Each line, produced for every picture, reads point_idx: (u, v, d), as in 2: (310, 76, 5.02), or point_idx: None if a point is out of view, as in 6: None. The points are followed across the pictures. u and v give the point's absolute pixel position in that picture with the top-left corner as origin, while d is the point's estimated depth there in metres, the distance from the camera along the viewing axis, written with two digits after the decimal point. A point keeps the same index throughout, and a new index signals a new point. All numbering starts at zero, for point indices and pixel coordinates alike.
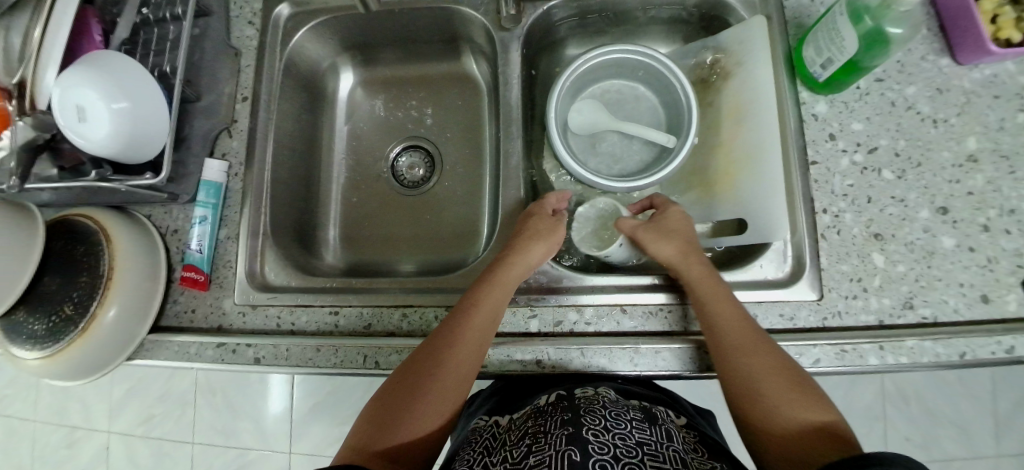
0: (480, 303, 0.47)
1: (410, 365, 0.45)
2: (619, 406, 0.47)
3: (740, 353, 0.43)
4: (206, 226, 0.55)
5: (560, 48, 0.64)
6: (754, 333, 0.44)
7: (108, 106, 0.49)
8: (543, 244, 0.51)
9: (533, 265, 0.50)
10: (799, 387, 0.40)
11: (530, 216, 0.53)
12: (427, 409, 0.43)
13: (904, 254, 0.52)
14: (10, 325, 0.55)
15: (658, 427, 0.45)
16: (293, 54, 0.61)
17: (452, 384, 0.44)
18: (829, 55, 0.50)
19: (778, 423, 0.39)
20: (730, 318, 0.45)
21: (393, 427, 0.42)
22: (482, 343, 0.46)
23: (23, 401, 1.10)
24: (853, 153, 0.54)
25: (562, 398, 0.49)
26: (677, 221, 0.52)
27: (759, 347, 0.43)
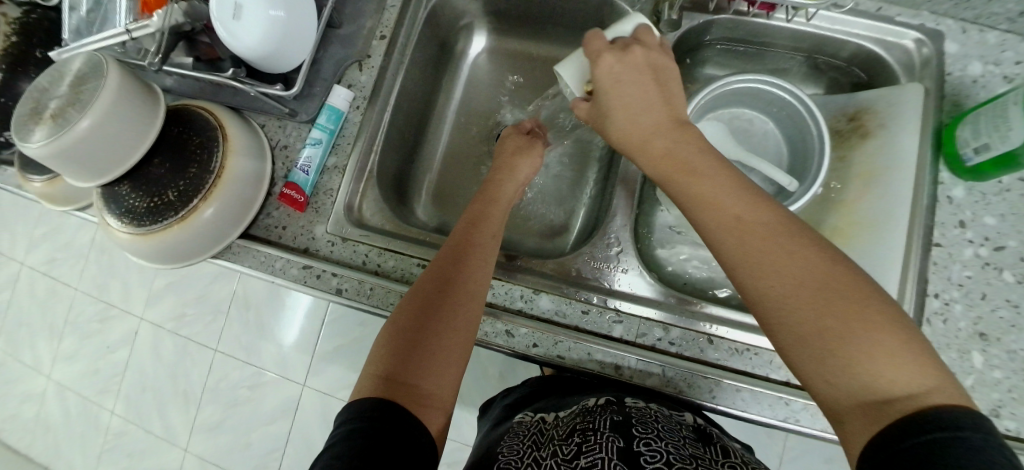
0: (481, 221, 0.51)
1: (420, 286, 0.46)
2: (672, 422, 0.46)
3: (773, 286, 0.33)
4: (318, 149, 0.56)
5: (697, 65, 0.63)
6: (779, 242, 0.34)
7: (267, 12, 0.50)
8: (527, 160, 0.57)
9: (522, 179, 0.56)
10: (853, 318, 0.30)
11: (509, 136, 0.59)
12: (444, 328, 0.43)
13: (1005, 360, 0.50)
14: (110, 193, 0.56)
15: (713, 447, 0.43)
16: (437, 5, 0.62)
17: (467, 296, 0.45)
18: (986, 140, 0.48)
19: (844, 379, 0.30)
20: (753, 229, 0.35)
21: (416, 352, 0.41)
22: (488, 258, 0.48)
23: (70, 267, 1.14)
24: (979, 245, 0.52)
25: (613, 402, 0.49)
26: (619, 83, 0.44)
27: (792, 258, 0.33)
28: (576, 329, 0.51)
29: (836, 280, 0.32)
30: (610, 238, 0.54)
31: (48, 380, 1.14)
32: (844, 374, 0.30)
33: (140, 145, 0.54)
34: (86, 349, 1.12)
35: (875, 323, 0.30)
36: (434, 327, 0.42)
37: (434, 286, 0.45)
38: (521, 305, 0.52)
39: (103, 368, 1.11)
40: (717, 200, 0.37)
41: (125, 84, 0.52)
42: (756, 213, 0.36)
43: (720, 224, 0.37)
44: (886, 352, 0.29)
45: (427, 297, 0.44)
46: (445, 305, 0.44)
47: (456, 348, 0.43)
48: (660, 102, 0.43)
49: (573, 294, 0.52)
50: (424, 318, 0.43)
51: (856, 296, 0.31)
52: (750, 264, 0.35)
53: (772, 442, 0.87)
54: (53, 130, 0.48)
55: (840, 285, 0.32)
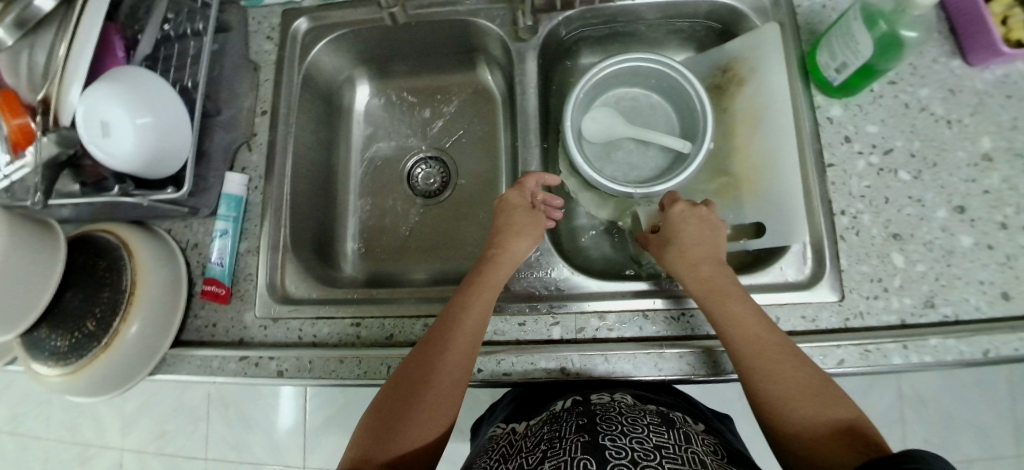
0: (468, 307, 0.48)
1: (401, 374, 0.45)
2: (635, 411, 0.47)
3: (757, 358, 0.43)
4: (227, 239, 0.56)
5: (574, 57, 0.65)
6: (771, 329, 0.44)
7: (132, 121, 0.50)
8: (528, 237, 0.52)
9: (518, 257, 0.52)
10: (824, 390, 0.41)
11: (513, 204, 0.54)
12: (420, 418, 0.42)
13: (923, 253, 0.52)
14: (30, 340, 0.54)
15: (676, 431, 0.44)
16: (311, 69, 0.62)
17: (445, 389, 0.44)
18: (843, 59, 0.51)
19: (805, 427, 0.39)
20: (747, 315, 0.45)
21: (388, 436, 0.41)
22: (473, 349, 0.46)
23: (35, 418, 1.09)
24: (869, 154, 0.55)
25: (579, 403, 0.49)
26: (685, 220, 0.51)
27: (771, 341, 0.43)
28: (516, 342, 0.51)
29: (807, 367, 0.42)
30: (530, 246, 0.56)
31: None
32: (819, 418, 0.39)
33: (49, 281, 0.53)
34: None
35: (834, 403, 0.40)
36: (408, 419, 0.42)
37: (413, 377, 0.44)
38: None
39: None
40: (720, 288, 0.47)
41: (15, 227, 0.51)
42: (747, 305, 0.45)
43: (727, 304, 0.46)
44: (833, 419, 0.39)
45: (403, 386, 0.44)
46: (423, 397, 0.43)
47: (430, 433, 0.43)
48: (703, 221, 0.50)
49: (506, 309, 0.52)
50: (400, 408, 0.43)
51: (823, 384, 0.41)
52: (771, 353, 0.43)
53: None
54: None
55: (807, 372, 0.41)
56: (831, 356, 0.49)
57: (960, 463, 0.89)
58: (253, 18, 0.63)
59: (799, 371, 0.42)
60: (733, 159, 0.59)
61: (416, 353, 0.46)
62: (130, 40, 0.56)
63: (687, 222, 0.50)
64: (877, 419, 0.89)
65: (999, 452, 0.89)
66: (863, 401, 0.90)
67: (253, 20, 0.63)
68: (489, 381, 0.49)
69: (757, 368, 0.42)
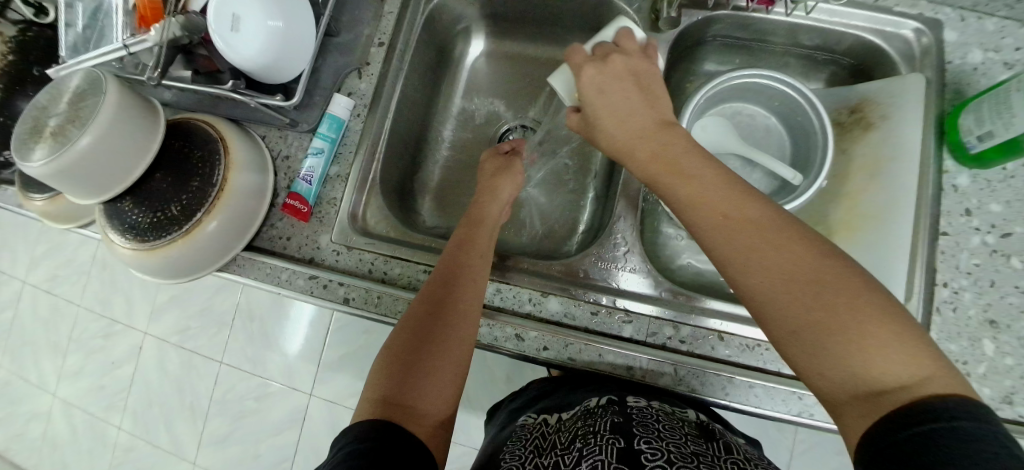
0: (469, 245, 0.50)
1: (415, 311, 0.46)
2: (672, 420, 0.46)
3: (743, 267, 0.35)
4: (320, 159, 0.56)
5: (697, 62, 0.63)
6: (767, 233, 0.35)
7: (264, 23, 0.50)
8: (508, 179, 0.56)
9: (506, 199, 0.56)
10: (821, 297, 0.32)
11: (489, 160, 0.59)
12: (438, 357, 0.43)
13: (1016, 346, 0.50)
14: (112, 209, 0.56)
15: (715, 443, 0.43)
16: (434, 11, 0.61)
17: (457, 325, 0.44)
18: (990, 127, 0.48)
19: (848, 374, 0.30)
20: (705, 205, 0.37)
21: (413, 376, 0.41)
22: (479, 286, 0.47)
23: (71, 284, 1.13)
24: (986, 233, 0.52)
25: (613, 402, 0.49)
26: (607, 90, 0.46)
27: (773, 256, 0.34)
28: (585, 330, 0.50)
29: (822, 270, 0.32)
30: (616, 239, 0.54)
31: (53, 397, 1.14)
32: (841, 343, 0.30)
33: (138, 166, 0.53)
34: (90, 366, 1.11)
35: (871, 306, 0.30)
36: (429, 357, 0.42)
37: (426, 315, 0.45)
38: (530, 308, 0.52)
39: (107, 384, 1.10)
40: (695, 220, 0.38)
41: (121, 104, 0.51)
42: (739, 212, 0.36)
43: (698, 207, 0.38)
44: (878, 343, 0.30)
45: (417, 325, 0.44)
46: (437, 334, 0.43)
47: (451, 375, 0.43)
48: (646, 104, 0.44)
49: (582, 296, 0.52)
50: (417, 345, 0.43)
51: (850, 287, 0.31)
52: (753, 263, 0.34)
53: (783, 434, 0.87)
54: (54, 148, 0.48)
55: (828, 280, 0.32)
56: None
57: None
58: None
59: (792, 279, 0.33)
60: (839, 205, 0.57)
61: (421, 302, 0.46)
62: None
63: (602, 75, 0.46)
64: None
65: None
66: None
67: None
68: (552, 362, 0.49)
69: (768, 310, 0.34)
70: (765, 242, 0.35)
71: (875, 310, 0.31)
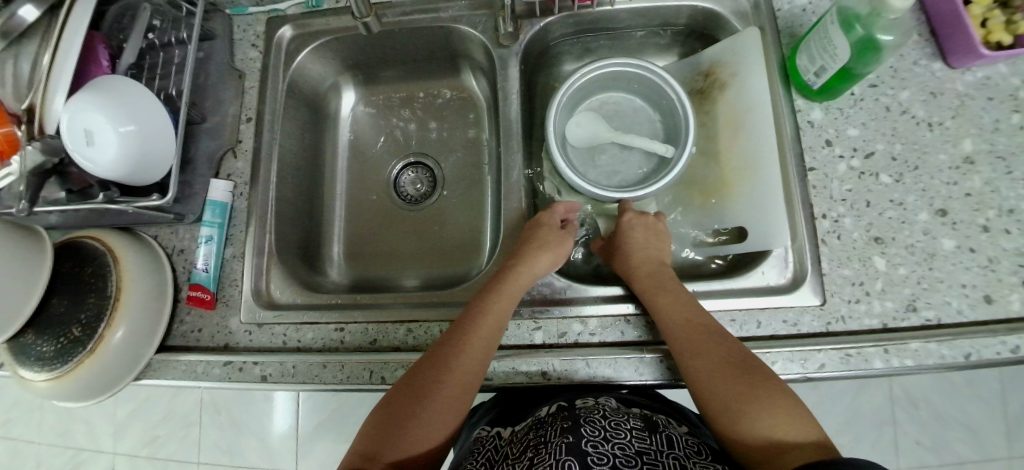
0: (488, 314, 0.48)
1: (417, 372, 0.45)
2: (619, 415, 0.47)
3: (693, 347, 0.43)
4: (212, 245, 0.56)
5: (558, 63, 0.65)
6: (717, 336, 0.44)
7: (116, 130, 0.50)
8: (550, 254, 0.52)
9: (541, 273, 0.52)
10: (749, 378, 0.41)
11: (542, 225, 0.54)
12: (431, 416, 0.43)
13: (905, 256, 0.52)
14: (18, 345, 0.55)
15: (658, 435, 0.44)
16: (296, 75, 0.63)
17: (460, 391, 0.45)
18: (822, 62, 0.51)
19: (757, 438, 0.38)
20: (686, 306, 0.47)
21: (400, 431, 0.42)
22: (489, 354, 0.46)
23: (28, 424, 1.10)
24: (851, 158, 0.55)
25: (563, 408, 0.48)
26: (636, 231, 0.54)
27: (715, 355, 0.43)
28: (499, 347, 0.51)
29: (744, 367, 0.42)
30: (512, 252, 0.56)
31: None
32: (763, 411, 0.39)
33: (27, 304, 0.52)
34: None
35: (787, 404, 0.39)
36: (420, 417, 0.43)
37: (427, 378, 0.45)
38: None
39: None
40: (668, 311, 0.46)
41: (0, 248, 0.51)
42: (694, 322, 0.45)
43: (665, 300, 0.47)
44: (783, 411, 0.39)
45: (416, 388, 0.44)
46: (437, 395, 0.44)
47: (442, 430, 0.44)
48: (649, 237, 0.54)
49: None
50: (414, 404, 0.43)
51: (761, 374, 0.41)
52: (701, 349, 0.43)
53: None
54: None
55: (752, 376, 0.41)
56: (814, 360, 0.49)
57: (952, 464, 0.88)
58: (240, 26, 0.64)
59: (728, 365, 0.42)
60: (717, 164, 0.59)
61: (427, 360, 0.46)
62: (114, 49, 0.57)
63: (632, 226, 0.55)
64: (870, 422, 0.89)
65: (991, 453, 0.88)
66: (855, 402, 0.90)
67: (240, 28, 0.64)
68: None
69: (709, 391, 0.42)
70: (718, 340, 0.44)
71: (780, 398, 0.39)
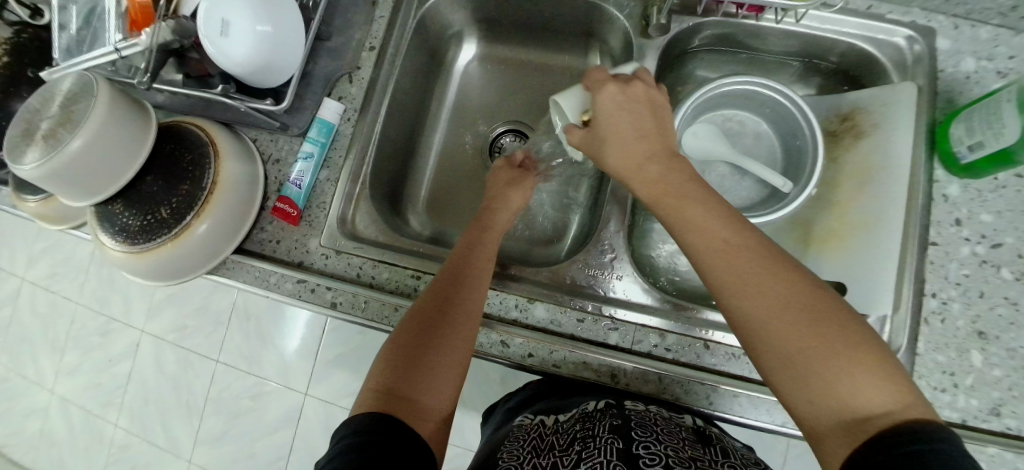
0: (477, 247, 0.50)
1: (423, 306, 0.45)
2: (669, 423, 0.45)
3: (735, 282, 0.36)
4: (310, 163, 0.56)
5: (689, 69, 0.63)
6: (761, 262, 0.36)
7: (253, 27, 0.50)
8: (519, 190, 0.57)
9: (516, 207, 0.56)
10: (801, 324, 0.33)
11: (499, 169, 0.59)
12: (441, 346, 0.43)
13: (1004, 358, 0.50)
14: (103, 212, 0.56)
15: (711, 446, 0.42)
16: (426, 15, 0.61)
17: (465, 320, 0.44)
18: (980, 137, 0.48)
19: (836, 409, 0.31)
20: (709, 226, 0.38)
21: (415, 365, 0.41)
22: (485, 279, 0.48)
23: (70, 282, 1.14)
24: (975, 243, 0.52)
25: (612, 405, 0.48)
26: (612, 107, 0.45)
27: (761, 293, 0.35)
28: (571, 337, 0.51)
29: (810, 304, 0.34)
30: (604, 245, 0.54)
31: (51, 395, 1.15)
32: (826, 377, 0.32)
33: (122, 176, 0.53)
34: (88, 362, 1.12)
35: (856, 360, 0.31)
36: (431, 347, 0.43)
37: (434, 308, 0.45)
38: (516, 314, 0.52)
39: (105, 382, 1.11)
40: (703, 239, 0.38)
41: (108, 117, 0.50)
42: (743, 250, 0.37)
43: (694, 227, 0.39)
44: (850, 373, 0.31)
45: (424, 320, 0.44)
46: (448, 327, 0.44)
47: (455, 364, 0.43)
48: (652, 132, 0.44)
49: (568, 303, 0.51)
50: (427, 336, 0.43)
51: (832, 317, 0.33)
52: (747, 284, 0.36)
53: (777, 442, 0.86)
54: (46, 151, 0.48)
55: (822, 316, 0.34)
56: None
57: None
58: None
59: (780, 308, 0.34)
60: (830, 213, 0.57)
61: (431, 293, 0.46)
62: None
63: (614, 114, 0.45)
64: None
65: None
66: None
67: None
68: (536, 368, 0.50)
69: (766, 340, 0.34)
70: (764, 268, 0.36)
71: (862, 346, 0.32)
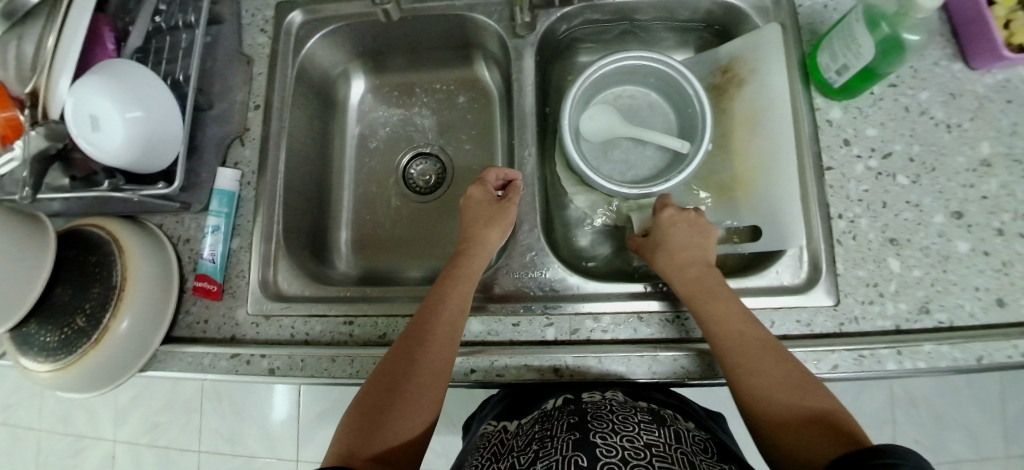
0: (446, 301, 0.48)
1: (385, 365, 0.45)
2: (625, 409, 0.45)
3: (739, 352, 0.43)
4: (219, 234, 0.55)
5: (573, 56, 0.65)
6: (764, 339, 0.44)
7: (122, 115, 0.49)
8: (497, 227, 0.53)
9: (493, 248, 0.53)
10: (791, 386, 0.41)
11: (476, 203, 0.55)
12: (405, 409, 0.43)
13: (920, 258, 0.52)
14: (20, 335, 0.54)
15: (666, 429, 0.43)
16: (305, 63, 0.61)
17: (428, 384, 0.44)
18: (844, 61, 0.50)
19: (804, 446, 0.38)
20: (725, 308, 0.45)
21: (374, 424, 0.42)
22: (454, 338, 0.47)
23: (28, 409, 1.09)
24: (867, 158, 0.54)
25: (570, 402, 0.48)
26: (675, 229, 0.51)
27: (761, 360, 0.42)
28: (511, 343, 0.51)
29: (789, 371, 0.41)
30: (524, 246, 0.55)
31: None
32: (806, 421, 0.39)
33: (31, 292, 0.51)
34: None
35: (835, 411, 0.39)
36: (392, 410, 0.43)
37: (397, 367, 0.45)
38: None
39: None
40: (713, 313, 0.45)
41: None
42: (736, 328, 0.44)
43: (705, 304, 0.46)
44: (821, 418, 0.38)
45: (387, 385, 0.44)
46: (407, 385, 0.44)
47: (415, 422, 0.43)
48: (697, 240, 0.50)
49: (500, 310, 0.52)
50: (385, 396, 0.43)
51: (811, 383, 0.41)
52: (750, 356, 0.43)
53: None
54: None
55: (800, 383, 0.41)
56: (826, 361, 0.49)
57: (948, 463, 0.89)
58: (248, 9, 0.63)
59: (777, 374, 0.41)
60: (733, 160, 0.58)
61: (398, 347, 0.46)
62: (120, 32, 0.55)
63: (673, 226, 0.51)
64: (870, 421, 0.90)
65: (986, 453, 0.89)
66: (856, 400, 0.90)
67: (247, 12, 0.62)
68: (482, 382, 0.49)
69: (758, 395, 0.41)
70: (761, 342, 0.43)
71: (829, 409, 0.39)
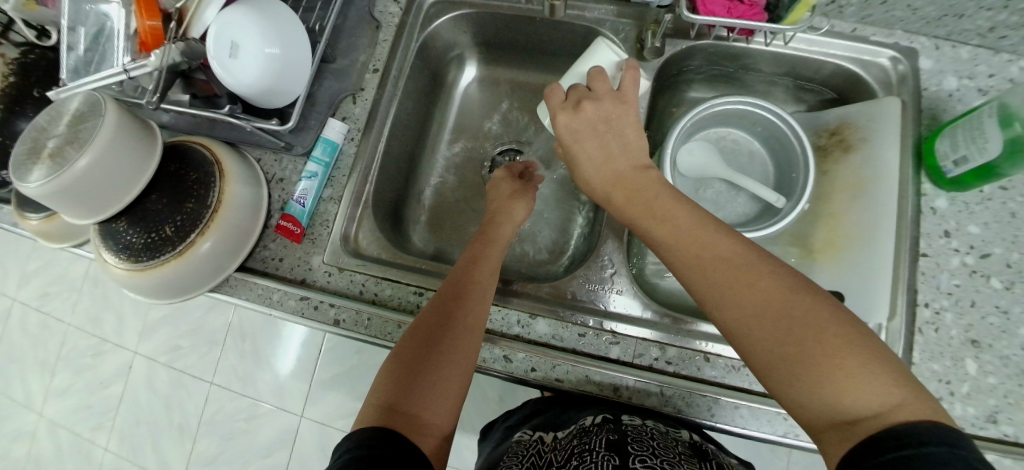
0: (480, 261, 0.50)
1: (424, 322, 0.46)
2: (667, 439, 0.45)
3: (710, 295, 0.37)
4: (314, 181, 0.57)
5: (683, 89, 0.66)
6: (738, 266, 0.37)
7: (262, 50, 0.51)
8: (522, 201, 0.58)
9: (519, 220, 0.57)
10: (780, 328, 0.34)
11: (502, 181, 0.60)
12: (447, 367, 0.43)
13: (998, 366, 0.50)
14: (107, 229, 0.56)
15: (708, 463, 0.43)
16: (429, 38, 0.63)
17: (467, 332, 0.45)
18: (965, 152, 0.50)
19: (827, 414, 0.31)
20: (687, 241, 0.40)
21: (417, 382, 0.42)
22: (487, 295, 0.48)
23: (62, 302, 1.13)
24: (965, 254, 0.53)
25: (609, 420, 0.48)
26: (581, 127, 0.47)
27: (736, 297, 0.36)
28: (573, 351, 0.51)
29: (803, 305, 0.34)
30: (603, 260, 0.55)
31: (40, 418, 1.12)
32: (806, 380, 0.32)
33: (127, 194, 0.54)
34: (79, 385, 1.10)
35: (833, 351, 0.32)
36: (436, 367, 0.43)
37: (436, 322, 0.45)
38: (519, 330, 0.53)
39: (95, 405, 1.09)
40: (681, 256, 0.40)
41: (114, 140, 0.51)
42: (711, 275, 0.38)
43: (671, 245, 0.40)
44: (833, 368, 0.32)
45: (425, 329, 0.45)
46: (447, 343, 0.44)
47: (455, 387, 0.43)
48: (621, 150, 0.46)
49: (569, 318, 0.52)
50: (429, 351, 0.43)
51: (801, 313, 0.34)
52: (725, 295, 0.37)
53: (777, 456, 0.86)
54: (52, 169, 0.48)
55: (799, 332, 0.33)
56: None
57: None
58: None
59: (757, 314, 0.35)
60: (824, 226, 0.58)
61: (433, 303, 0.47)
62: None
63: (564, 111, 0.48)
64: None
65: None
66: None
67: None
68: (540, 383, 0.50)
69: (754, 359, 0.35)
70: (733, 271, 0.37)
71: (859, 345, 0.32)
